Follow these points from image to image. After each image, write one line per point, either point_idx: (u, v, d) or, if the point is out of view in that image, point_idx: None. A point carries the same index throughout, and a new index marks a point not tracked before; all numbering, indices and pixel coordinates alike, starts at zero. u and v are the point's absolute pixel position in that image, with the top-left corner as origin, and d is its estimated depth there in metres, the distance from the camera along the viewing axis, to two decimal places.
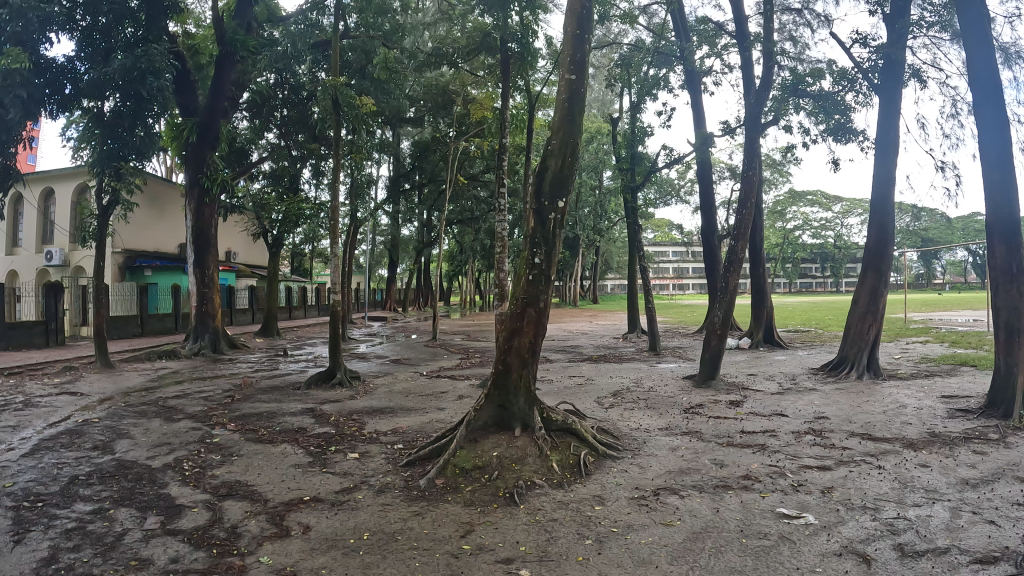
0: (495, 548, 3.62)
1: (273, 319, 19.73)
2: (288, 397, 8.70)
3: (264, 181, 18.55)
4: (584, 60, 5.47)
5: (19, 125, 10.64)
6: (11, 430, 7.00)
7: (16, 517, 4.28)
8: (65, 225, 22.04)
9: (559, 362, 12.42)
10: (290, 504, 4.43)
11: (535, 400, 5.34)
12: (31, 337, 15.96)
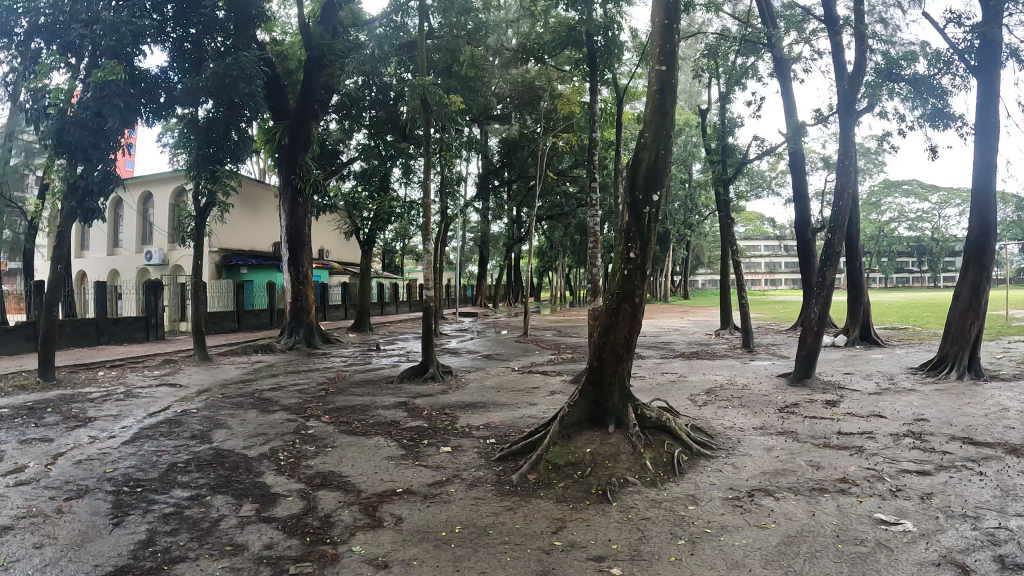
0: (587, 545, 3.60)
1: (364, 315, 20.27)
2: (381, 391, 8.92)
3: (354, 181, 19.06)
4: (674, 50, 5.37)
5: (119, 133, 11.16)
6: (114, 420, 7.44)
7: (117, 501, 4.53)
8: (163, 226, 23.28)
9: (649, 359, 12.28)
10: (383, 495, 4.53)
11: (630, 396, 5.29)
12: (132, 332, 16.95)
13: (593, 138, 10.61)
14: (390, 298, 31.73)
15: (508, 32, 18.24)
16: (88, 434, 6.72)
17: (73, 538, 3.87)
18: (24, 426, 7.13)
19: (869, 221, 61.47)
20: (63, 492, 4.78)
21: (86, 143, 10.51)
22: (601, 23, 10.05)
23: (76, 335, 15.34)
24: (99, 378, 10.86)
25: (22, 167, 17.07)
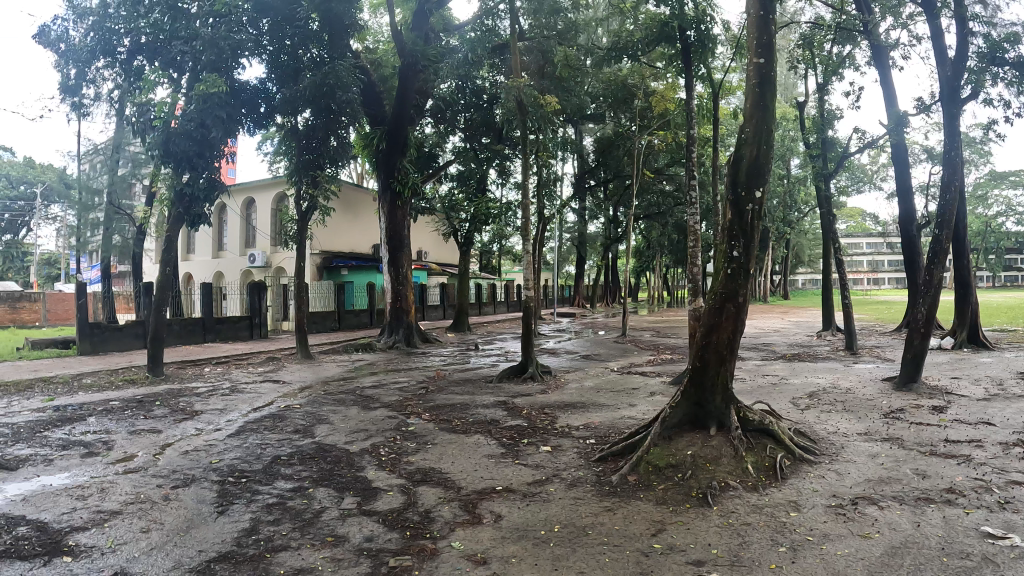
0: (686, 549, 3.55)
1: (463, 315, 20.60)
2: (481, 390, 9.07)
3: (451, 184, 19.46)
4: (772, 42, 5.21)
5: (222, 142, 11.74)
6: (221, 413, 7.87)
7: (224, 490, 4.80)
8: (265, 230, 24.39)
9: (749, 361, 11.95)
10: (483, 493, 4.61)
11: (731, 398, 5.16)
12: (237, 330, 17.87)
13: (689, 136, 10.43)
14: (489, 300, 32.07)
15: (599, 30, 18.17)
16: (196, 426, 7.15)
17: (179, 524, 4.13)
18: (137, 418, 7.66)
19: (978, 216, 57.74)
20: (171, 480, 5.10)
21: (191, 153, 11.19)
22: (694, 18, 9.93)
23: (183, 333, 16.33)
24: (206, 374, 11.52)
25: (131, 176, 18.32)
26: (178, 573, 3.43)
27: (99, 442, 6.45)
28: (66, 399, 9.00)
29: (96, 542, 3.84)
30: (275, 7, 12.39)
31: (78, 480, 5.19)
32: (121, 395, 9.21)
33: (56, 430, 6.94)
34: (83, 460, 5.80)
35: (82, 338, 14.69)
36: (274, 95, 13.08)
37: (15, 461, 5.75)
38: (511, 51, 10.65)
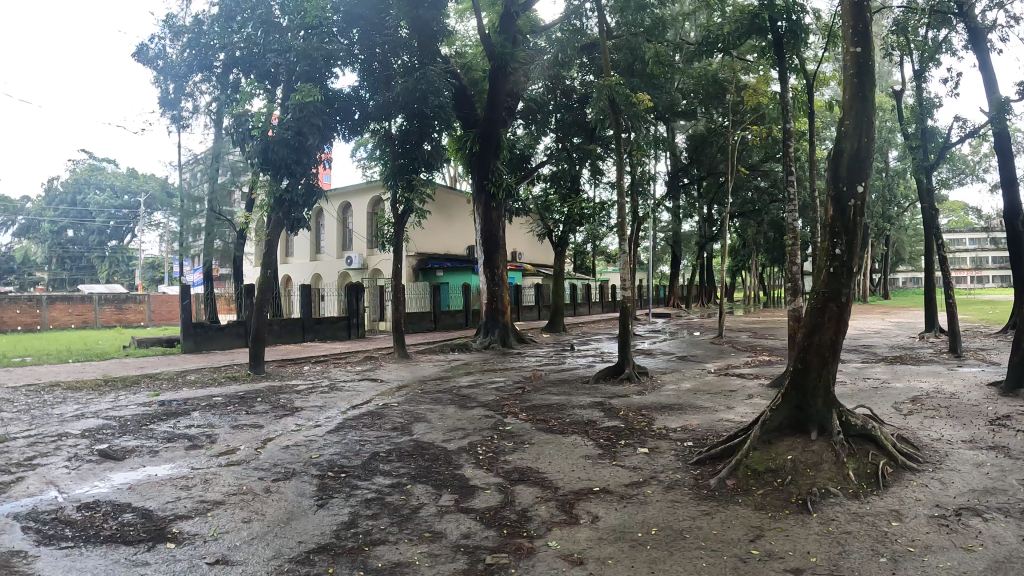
0: (785, 556, 3.44)
1: (560, 315, 20.61)
2: (578, 391, 9.08)
3: (545, 185, 19.44)
4: (869, 29, 4.97)
5: (318, 149, 12.18)
6: (322, 410, 8.22)
7: (323, 484, 5.01)
8: (363, 233, 25.13)
9: (848, 363, 11.44)
10: (579, 493, 4.62)
11: (834, 402, 4.95)
12: (335, 331, 18.54)
13: (784, 129, 10.07)
14: (584, 300, 32.16)
15: (686, 26, 17.99)
16: (295, 422, 7.48)
17: (279, 515, 4.34)
18: (240, 413, 8.09)
19: None
20: (271, 473, 5.36)
21: (289, 160, 11.66)
22: (784, 8, 9.60)
23: (282, 332, 17.14)
24: (304, 372, 12.03)
25: (230, 184, 18.86)
26: (281, 561, 3.61)
27: (202, 436, 6.84)
28: (172, 395, 9.61)
29: (199, 530, 4.09)
30: (363, 16, 12.99)
31: (183, 470, 5.54)
32: (224, 391, 9.75)
33: (163, 424, 7.42)
34: (187, 452, 6.19)
35: (185, 338, 15.65)
36: (368, 102, 13.33)
37: (127, 452, 6.20)
38: (602, 51, 10.65)
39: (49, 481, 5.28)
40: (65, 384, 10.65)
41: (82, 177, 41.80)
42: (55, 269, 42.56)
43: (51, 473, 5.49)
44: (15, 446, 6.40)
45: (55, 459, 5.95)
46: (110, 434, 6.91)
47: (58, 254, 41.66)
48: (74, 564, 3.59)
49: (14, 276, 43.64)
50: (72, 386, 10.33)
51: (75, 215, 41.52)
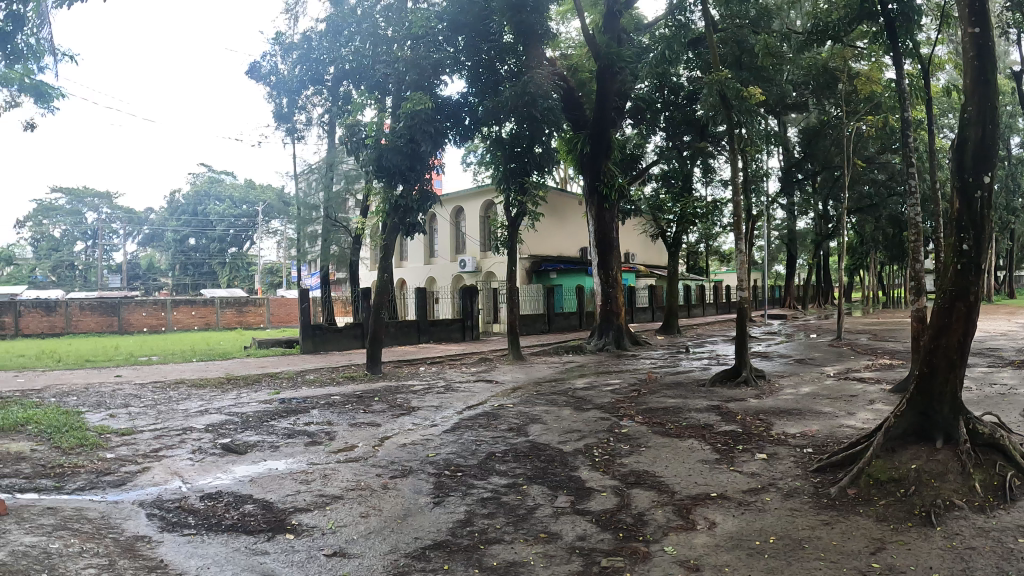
0: (906, 571, 3.35)
1: (674, 317, 20.50)
2: (693, 394, 8.94)
3: (657, 185, 19.21)
4: (987, 7, 4.69)
5: (430, 155, 12.51)
6: (438, 410, 8.52)
7: (441, 482, 5.22)
8: (476, 236, 25.65)
9: (976, 367, 10.70)
10: (696, 498, 4.65)
11: (961, 408, 4.69)
12: (450, 332, 19.02)
13: (902, 118, 9.54)
14: (698, 301, 31.65)
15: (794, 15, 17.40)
16: (412, 421, 7.79)
17: (396, 511, 4.57)
18: (358, 411, 8.49)
19: None
20: (389, 470, 5.64)
21: (402, 167, 12.00)
22: None
23: (398, 334, 17.92)
24: (420, 373, 12.46)
25: (344, 192, 19.52)
26: (397, 556, 3.81)
27: (321, 432, 7.24)
28: (291, 393, 10.21)
29: (317, 523, 4.37)
30: (468, 23, 12.92)
31: (301, 465, 5.91)
32: (343, 390, 10.26)
33: (284, 420, 7.90)
34: (307, 447, 6.59)
35: (304, 338, 16.54)
36: (477, 108, 13.34)
37: (248, 446, 6.66)
38: (711, 43, 10.45)
39: (173, 472, 5.74)
40: (191, 380, 11.49)
41: (204, 189, 44.96)
42: (178, 275, 45.82)
43: (174, 465, 5.97)
44: (147, 439, 6.99)
45: (182, 451, 6.47)
46: (233, 429, 7.43)
47: (180, 261, 44.91)
48: (198, 550, 3.92)
49: (143, 281, 47.55)
50: (196, 383, 11.17)
51: (197, 223, 44.72)
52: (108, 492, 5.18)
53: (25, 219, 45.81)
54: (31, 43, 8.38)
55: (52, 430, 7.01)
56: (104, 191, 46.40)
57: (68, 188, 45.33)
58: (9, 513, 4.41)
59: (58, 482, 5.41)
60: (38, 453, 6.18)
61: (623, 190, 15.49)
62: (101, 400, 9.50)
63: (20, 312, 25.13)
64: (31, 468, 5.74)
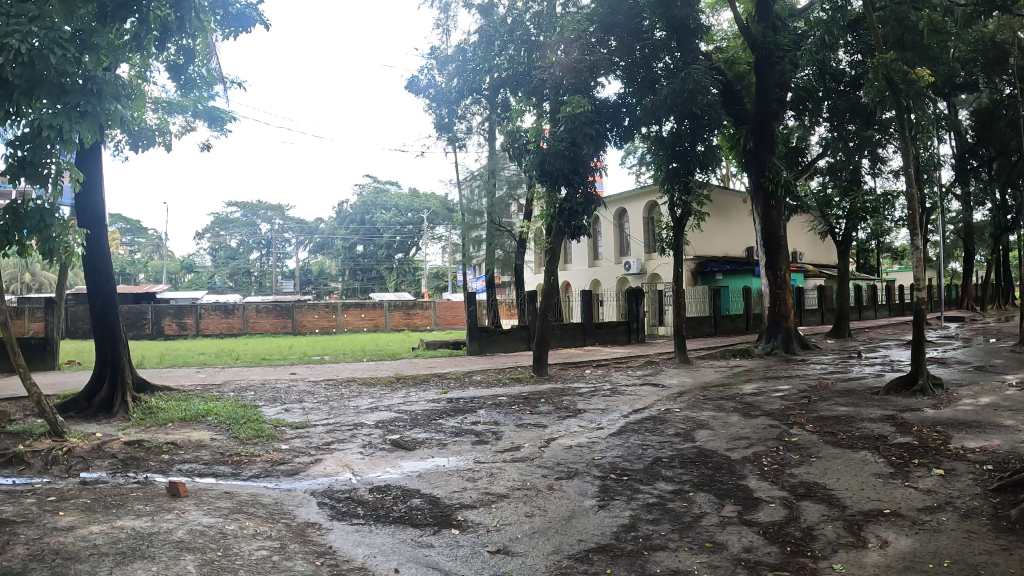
0: None
1: (845, 321, 19.29)
2: (866, 402, 8.33)
3: (824, 178, 18.31)
4: None
5: (593, 158, 12.01)
6: (603, 413, 8.56)
7: (606, 486, 5.25)
8: (640, 238, 25.48)
9: None
10: (868, 515, 4.36)
11: None
12: (616, 335, 19.34)
13: None
14: (870, 303, 29.56)
15: None
16: (578, 424, 7.87)
17: (560, 513, 4.65)
18: (524, 412, 8.71)
19: None
20: (554, 472, 5.75)
21: (565, 171, 11.66)
22: None
23: (563, 337, 18.30)
24: (585, 376, 12.52)
25: (507, 197, 20.10)
26: (560, 557, 3.87)
27: (487, 432, 7.49)
28: (457, 393, 10.63)
29: (482, 520, 4.54)
30: (620, 23, 12.66)
31: (467, 463, 6.16)
32: (509, 391, 10.53)
33: (451, 419, 8.25)
34: (475, 446, 6.85)
35: (472, 340, 17.16)
36: (637, 109, 12.90)
37: (416, 442, 7.01)
38: (873, 23, 9.62)
39: (344, 465, 6.16)
40: (363, 379, 12.29)
41: (370, 199, 47.10)
42: (348, 280, 48.82)
43: (346, 458, 6.41)
44: (319, 432, 7.54)
45: (354, 445, 6.93)
46: (403, 426, 7.86)
47: (349, 267, 47.86)
48: (365, 539, 4.19)
49: (315, 286, 51.21)
50: (366, 382, 11.93)
51: (364, 231, 47.18)
52: (283, 481, 5.67)
53: (207, 231, 50.95)
54: (205, 73, 9.19)
55: (231, 422, 7.76)
56: (277, 204, 50.57)
57: (243, 203, 50.06)
58: (192, 495, 4.94)
59: (235, 469, 5.99)
60: (220, 442, 6.86)
61: (790, 186, 14.81)
62: (276, 395, 10.37)
63: (202, 313, 28.15)
64: (212, 456, 6.39)
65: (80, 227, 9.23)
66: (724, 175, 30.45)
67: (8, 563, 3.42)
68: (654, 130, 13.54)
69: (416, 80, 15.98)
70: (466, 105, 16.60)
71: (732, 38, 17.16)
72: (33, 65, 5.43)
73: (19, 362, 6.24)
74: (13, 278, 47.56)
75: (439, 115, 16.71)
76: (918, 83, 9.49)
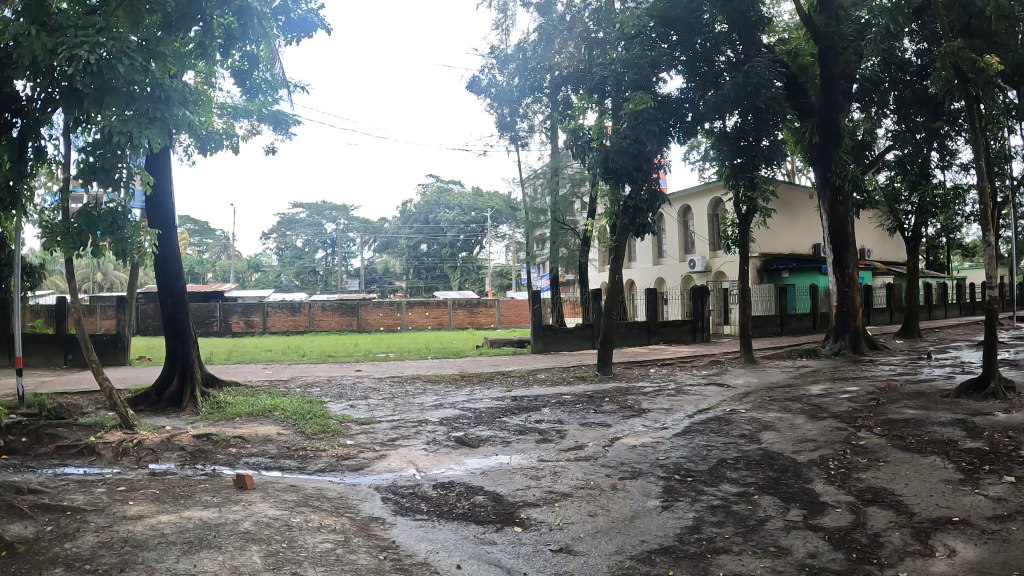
0: None
1: (914, 320, 18.63)
2: (935, 406, 8.02)
3: (893, 173, 17.78)
4: None
5: (657, 155, 11.82)
6: (668, 412, 8.46)
7: (669, 486, 5.20)
8: (705, 235, 25.15)
9: None
10: (937, 522, 4.21)
11: None
12: (681, 334, 19.19)
13: None
14: (939, 302, 28.48)
15: None
16: (642, 424, 7.79)
17: (623, 513, 4.62)
18: (588, 411, 8.68)
19: None
20: (619, 471, 5.72)
21: (630, 168, 11.53)
22: None
23: (628, 335, 18.30)
24: (650, 375, 12.40)
25: (571, 195, 20.09)
26: (623, 558, 3.85)
27: (551, 430, 7.49)
28: (522, 391, 10.64)
29: (545, 519, 4.54)
30: (680, 17, 12.46)
31: (531, 461, 6.17)
32: (574, 390, 10.50)
33: (515, 417, 8.27)
34: (539, 444, 6.86)
35: (536, 338, 17.20)
36: (700, 104, 12.67)
37: (480, 440, 7.06)
38: (936, 10, 9.25)
39: (408, 461, 6.24)
40: (428, 376, 12.44)
41: (434, 197, 47.67)
42: (413, 278, 49.59)
43: (410, 454, 6.49)
44: (383, 428, 7.65)
45: (419, 441, 7.02)
46: (468, 423, 7.92)
47: (413, 265, 48.59)
48: (427, 535, 4.24)
49: (379, 284, 51.98)
50: (431, 379, 12.05)
51: (428, 230, 47.79)
52: (347, 475, 5.78)
53: (271, 232, 52.39)
54: (269, 77, 9.48)
55: (297, 417, 7.94)
56: (341, 204, 51.64)
57: (307, 204, 51.34)
58: (257, 488, 5.08)
59: (301, 463, 6.13)
60: (286, 437, 7.03)
61: (857, 178, 14.55)
62: (341, 391, 10.57)
63: (269, 311, 29.10)
64: (278, 450, 6.55)
65: (151, 228, 9.61)
66: (789, 171, 29.65)
67: (82, 550, 3.59)
68: (717, 125, 13.33)
69: (476, 80, 16.14)
70: (527, 104, 16.60)
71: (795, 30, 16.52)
72: (103, 73, 5.68)
73: (93, 358, 6.51)
74: (88, 277, 49.94)
75: (501, 114, 16.75)
76: (989, 71, 9.09)
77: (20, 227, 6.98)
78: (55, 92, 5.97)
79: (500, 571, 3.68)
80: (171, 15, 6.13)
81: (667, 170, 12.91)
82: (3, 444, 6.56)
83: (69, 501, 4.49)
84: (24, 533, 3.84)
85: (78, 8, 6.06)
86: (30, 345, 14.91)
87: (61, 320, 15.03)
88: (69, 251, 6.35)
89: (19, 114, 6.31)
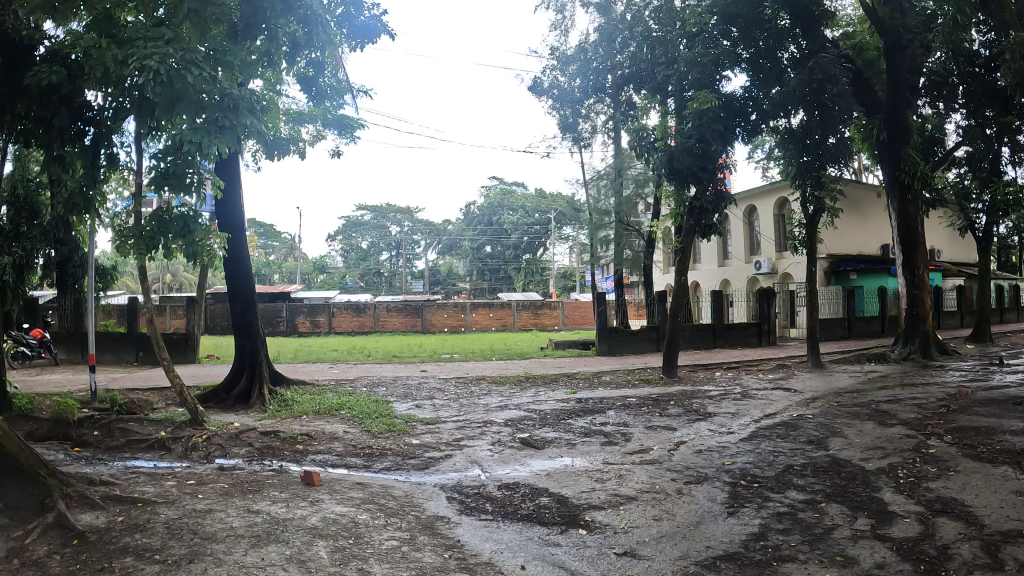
0: None
1: (987, 324, 17.88)
2: (1010, 414, 7.65)
3: (963, 169, 17.13)
4: None
5: (722, 154, 11.68)
6: (735, 417, 8.33)
7: (735, 492, 5.11)
8: (770, 235, 24.68)
9: None
10: (1008, 535, 4.03)
11: None
12: (746, 336, 18.80)
13: None
14: (1013, 304, 27.27)
15: None
16: (708, 427, 7.68)
17: (689, 518, 4.55)
18: (653, 414, 8.59)
19: None
20: (683, 475, 5.64)
21: (694, 168, 11.41)
22: None
23: (693, 338, 18.08)
24: (716, 379, 12.21)
25: (634, 196, 19.94)
26: (687, 563, 3.80)
27: (616, 433, 7.44)
28: (587, 393, 10.60)
29: (610, 522, 4.51)
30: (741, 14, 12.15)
31: (595, 464, 6.15)
32: (639, 393, 10.39)
33: (581, 419, 8.26)
34: (604, 447, 6.83)
35: (600, 340, 17.11)
36: (764, 102, 12.45)
37: (545, 441, 7.07)
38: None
39: (473, 461, 6.31)
40: (492, 377, 12.52)
41: (497, 199, 48.22)
42: (476, 280, 49.69)
43: (474, 454, 6.54)
44: (448, 428, 7.71)
45: (483, 442, 7.07)
46: (533, 425, 7.94)
47: (476, 267, 48.90)
48: (492, 535, 4.26)
49: (443, 285, 52.31)
50: (496, 380, 12.10)
51: (492, 232, 48.28)
52: (412, 474, 5.85)
53: (335, 234, 53.45)
54: (335, 83, 9.71)
55: (363, 416, 8.09)
56: (405, 206, 52.22)
57: (372, 206, 52.18)
58: (324, 485, 5.19)
59: (367, 462, 6.24)
60: (352, 435, 7.16)
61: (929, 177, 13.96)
62: (407, 391, 10.72)
63: (335, 312, 29.80)
64: (343, 447, 6.67)
65: (221, 231, 9.92)
66: (857, 169, 28.76)
67: (150, 540, 3.72)
68: (783, 123, 13.09)
69: (538, 81, 16.15)
70: (589, 105, 16.58)
71: (859, 24, 15.95)
72: (172, 83, 5.86)
73: (164, 356, 6.71)
74: (159, 278, 51.98)
75: (563, 115, 16.86)
76: None
77: (94, 230, 7.26)
78: (125, 100, 6.19)
79: (564, 572, 3.68)
80: (237, 25, 6.21)
81: (731, 170, 12.73)
82: (76, 437, 6.95)
83: (140, 493, 4.67)
84: (96, 523, 4.00)
85: (146, 21, 6.30)
86: (103, 342, 15.53)
87: (132, 319, 15.64)
88: (142, 255, 6.59)
89: (89, 123, 6.64)
